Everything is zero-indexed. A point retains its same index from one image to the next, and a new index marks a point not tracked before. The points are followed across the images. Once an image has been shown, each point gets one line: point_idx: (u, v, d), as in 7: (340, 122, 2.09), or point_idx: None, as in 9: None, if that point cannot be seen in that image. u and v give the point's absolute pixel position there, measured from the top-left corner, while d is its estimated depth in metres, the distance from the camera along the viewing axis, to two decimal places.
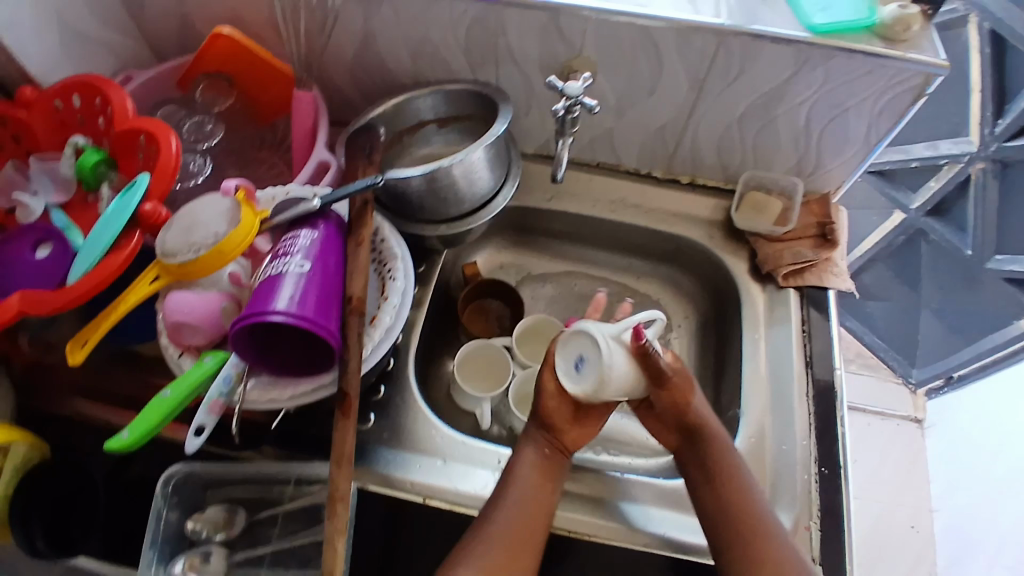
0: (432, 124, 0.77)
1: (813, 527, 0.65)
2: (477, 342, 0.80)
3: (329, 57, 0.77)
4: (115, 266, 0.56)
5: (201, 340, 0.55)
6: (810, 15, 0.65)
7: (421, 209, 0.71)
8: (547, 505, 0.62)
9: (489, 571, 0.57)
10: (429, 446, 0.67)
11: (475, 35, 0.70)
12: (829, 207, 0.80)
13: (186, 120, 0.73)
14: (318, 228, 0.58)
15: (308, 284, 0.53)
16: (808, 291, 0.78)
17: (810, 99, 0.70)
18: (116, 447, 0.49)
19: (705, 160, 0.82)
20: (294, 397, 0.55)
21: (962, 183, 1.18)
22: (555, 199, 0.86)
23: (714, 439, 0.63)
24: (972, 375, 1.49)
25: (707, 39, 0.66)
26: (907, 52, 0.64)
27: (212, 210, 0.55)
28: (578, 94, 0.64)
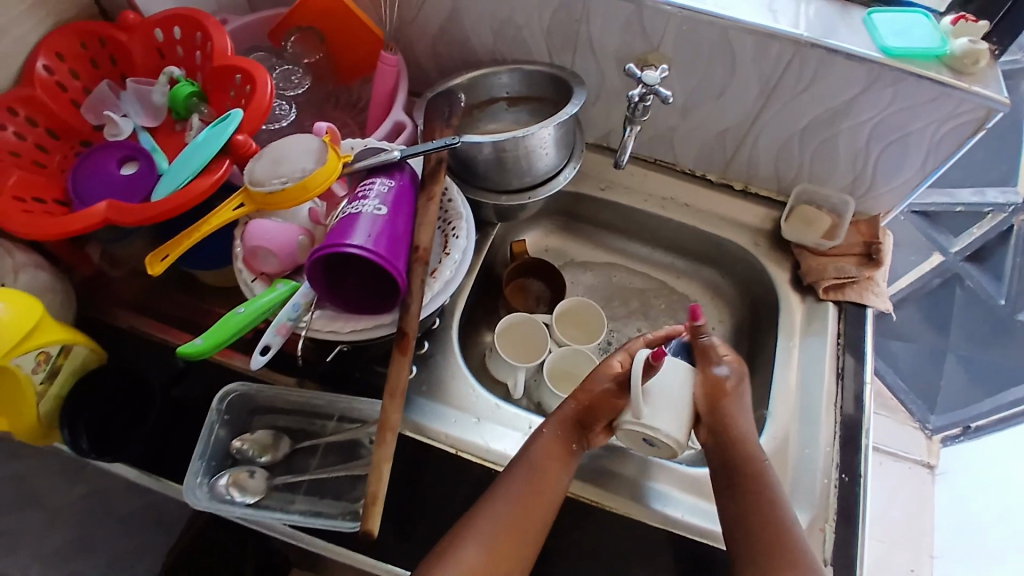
0: (503, 102, 0.80)
1: (827, 529, 0.66)
2: (519, 314, 0.82)
3: (416, 27, 0.80)
4: (201, 190, 0.59)
5: (275, 266, 0.58)
6: (885, 37, 0.67)
7: (485, 178, 0.74)
8: (556, 488, 0.61)
9: (491, 541, 0.57)
10: (465, 404, 0.70)
11: (560, 20, 0.73)
12: (877, 229, 0.82)
13: (277, 67, 0.78)
14: (394, 177, 0.61)
15: (382, 226, 0.56)
16: (846, 306, 0.80)
17: (874, 120, 0.72)
18: (190, 352, 0.51)
19: (761, 169, 0.84)
20: (355, 331, 0.58)
21: (1005, 232, 1.19)
22: (608, 189, 0.88)
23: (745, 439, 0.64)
24: (989, 427, 1.49)
25: (783, 47, 0.68)
26: (972, 85, 0.66)
27: (301, 147, 0.59)
28: (655, 83, 0.66)
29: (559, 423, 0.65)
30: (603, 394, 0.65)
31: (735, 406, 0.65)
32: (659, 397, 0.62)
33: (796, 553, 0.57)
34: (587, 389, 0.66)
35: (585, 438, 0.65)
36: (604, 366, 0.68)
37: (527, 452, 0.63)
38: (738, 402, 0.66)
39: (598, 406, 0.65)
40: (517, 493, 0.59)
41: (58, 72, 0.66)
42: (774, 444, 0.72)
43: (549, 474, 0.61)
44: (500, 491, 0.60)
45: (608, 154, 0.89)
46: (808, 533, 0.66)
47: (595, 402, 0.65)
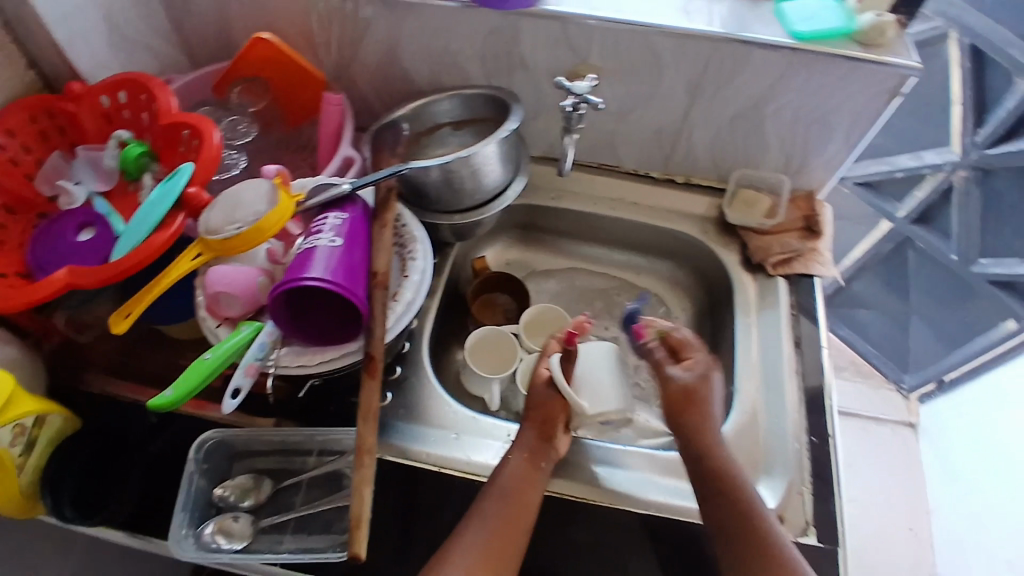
0: (447, 126, 0.83)
1: (806, 491, 0.69)
2: (487, 327, 0.84)
3: (355, 65, 0.83)
4: (159, 244, 0.60)
5: (238, 310, 0.60)
6: (795, 24, 0.72)
7: (437, 201, 0.76)
8: (531, 502, 0.62)
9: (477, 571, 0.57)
10: (443, 421, 0.72)
11: (491, 44, 0.77)
12: (814, 203, 0.86)
13: (223, 118, 0.80)
14: (347, 210, 0.63)
15: (339, 256, 0.58)
16: (795, 278, 0.84)
17: (796, 101, 0.77)
18: (161, 405, 0.53)
19: (700, 161, 0.88)
20: (323, 363, 0.60)
21: (946, 192, 1.25)
22: (559, 199, 0.92)
23: (707, 427, 0.68)
24: (961, 378, 1.53)
25: (702, 45, 0.73)
26: (883, 56, 0.70)
27: (253, 191, 0.60)
28: (585, 92, 0.70)
29: (526, 449, 0.66)
30: (557, 403, 0.70)
31: (705, 398, 0.70)
32: (585, 380, 0.74)
33: (766, 536, 0.60)
34: (540, 401, 0.70)
35: (551, 451, 0.67)
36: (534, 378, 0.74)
37: (497, 481, 0.63)
38: (709, 405, 0.70)
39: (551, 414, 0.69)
40: (494, 517, 0.60)
41: (11, 149, 0.68)
42: (744, 419, 0.76)
43: (523, 492, 0.63)
44: (484, 510, 0.61)
45: (552, 164, 0.92)
46: (789, 497, 0.69)
47: (548, 412, 0.69)
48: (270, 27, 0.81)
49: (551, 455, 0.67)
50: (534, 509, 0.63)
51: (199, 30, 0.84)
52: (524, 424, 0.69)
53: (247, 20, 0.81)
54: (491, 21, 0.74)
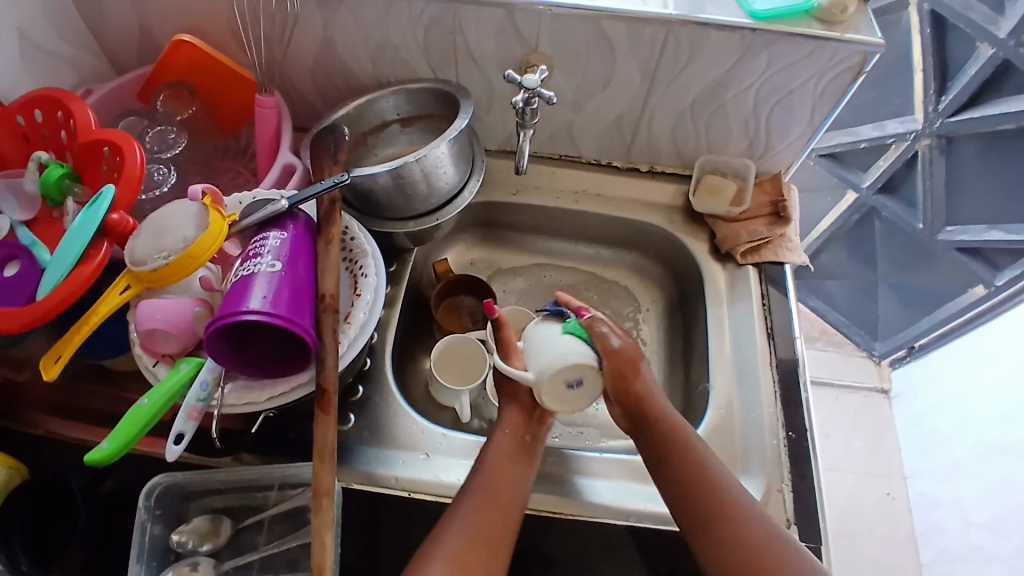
0: (395, 124, 0.79)
1: (785, 489, 0.68)
2: (452, 337, 0.80)
3: (289, 63, 0.77)
4: (86, 276, 0.55)
5: (175, 346, 0.55)
6: (753, 3, 0.69)
7: (389, 208, 0.72)
8: (513, 485, 0.61)
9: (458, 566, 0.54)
10: (411, 441, 0.68)
11: (434, 35, 0.72)
12: (781, 185, 0.85)
13: (149, 131, 0.75)
14: (288, 228, 0.59)
15: (280, 282, 0.54)
16: (765, 267, 0.83)
17: (757, 83, 0.74)
18: (97, 459, 0.49)
19: (662, 148, 0.85)
20: (272, 398, 0.56)
21: (909, 159, 1.24)
22: (520, 193, 0.88)
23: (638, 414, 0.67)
24: (932, 345, 1.55)
25: (656, 29, 0.69)
26: (845, 33, 0.67)
27: (180, 216, 0.56)
28: (536, 86, 0.66)
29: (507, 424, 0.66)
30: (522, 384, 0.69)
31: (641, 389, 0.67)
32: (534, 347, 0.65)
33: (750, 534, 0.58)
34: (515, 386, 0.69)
35: (537, 426, 0.67)
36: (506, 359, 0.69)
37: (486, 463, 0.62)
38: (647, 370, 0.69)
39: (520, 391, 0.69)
40: (466, 514, 0.57)
41: None
42: (719, 416, 0.74)
43: (503, 475, 0.61)
44: (464, 502, 0.58)
45: (510, 158, 0.88)
46: (769, 496, 0.68)
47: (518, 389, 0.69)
48: (195, 26, 0.75)
49: (531, 438, 0.66)
50: (522, 490, 0.61)
51: (116, 32, 0.77)
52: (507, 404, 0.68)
53: (168, 19, 0.74)
54: (431, 11, 0.69)
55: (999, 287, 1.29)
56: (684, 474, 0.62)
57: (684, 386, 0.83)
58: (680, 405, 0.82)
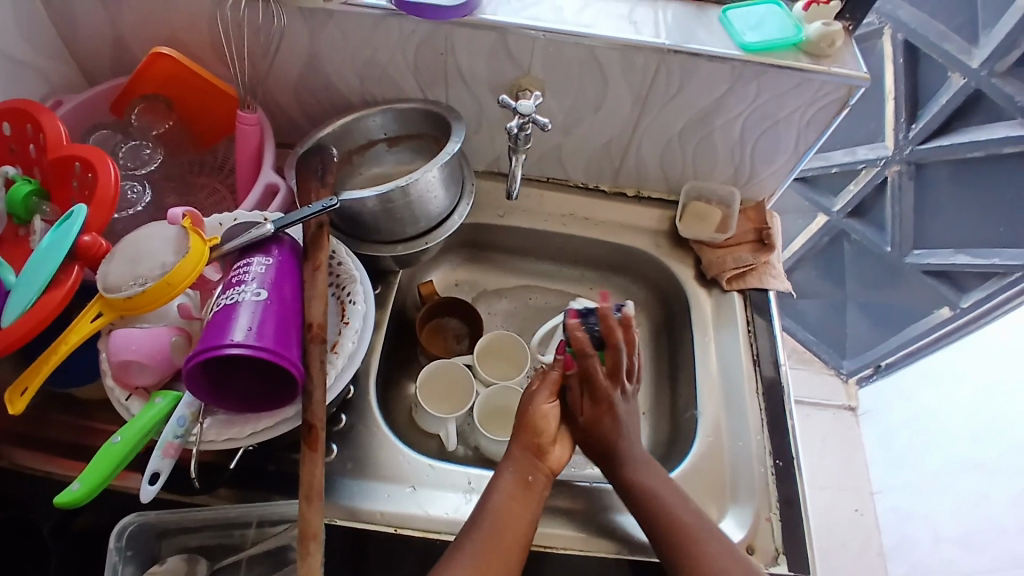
0: (382, 143, 0.77)
1: (773, 517, 0.68)
2: (438, 361, 0.78)
3: (273, 79, 0.75)
4: (54, 303, 0.52)
5: (151, 378, 0.53)
6: (744, 35, 0.69)
7: (376, 231, 0.70)
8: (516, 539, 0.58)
9: None
10: (398, 473, 0.66)
11: (425, 56, 0.71)
12: (764, 213, 0.86)
13: (123, 145, 0.72)
14: (272, 253, 0.57)
15: (265, 313, 0.51)
16: (750, 293, 0.83)
17: (744, 113, 0.74)
18: (66, 501, 0.46)
19: (649, 173, 0.85)
20: (255, 434, 0.53)
21: (880, 185, 1.27)
22: (507, 216, 0.87)
23: (620, 453, 0.67)
24: (898, 363, 1.59)
25: (649, 57, 0.69)
26: (832, 66, 0.69)
27: (158, 240, 0.54)
28: (530, 112, 0.65)
29: (516, 466, 0.64)
30: (547, 420, 0.67)
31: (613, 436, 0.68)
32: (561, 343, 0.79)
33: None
34: (534, 422, 0.66)
35: (544, 472, 0.64)
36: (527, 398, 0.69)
37: (480, 522, 0.59)
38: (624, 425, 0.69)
39: (545, 424, 0.67)
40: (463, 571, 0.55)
41: None
42: (707, 443, 0.74)
43: (508, 527, 0.59)
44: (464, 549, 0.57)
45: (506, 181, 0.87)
46: (757, 525, 0.68)
47: (538, 428, 0.66)
48: (174, 37, 0.72)
49: (539, 488, 0.63)
50: (522, 547, 0.58)
51: (90, 40, 0.73)
52: (517, 437, 0.66)
53: (147, 30, 0.71)
54: (423, 30, 0.68)
55: (964, 309, 1.33)
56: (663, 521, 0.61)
57: (671, 411, 0.83)
58: (667, 431, 0.82)
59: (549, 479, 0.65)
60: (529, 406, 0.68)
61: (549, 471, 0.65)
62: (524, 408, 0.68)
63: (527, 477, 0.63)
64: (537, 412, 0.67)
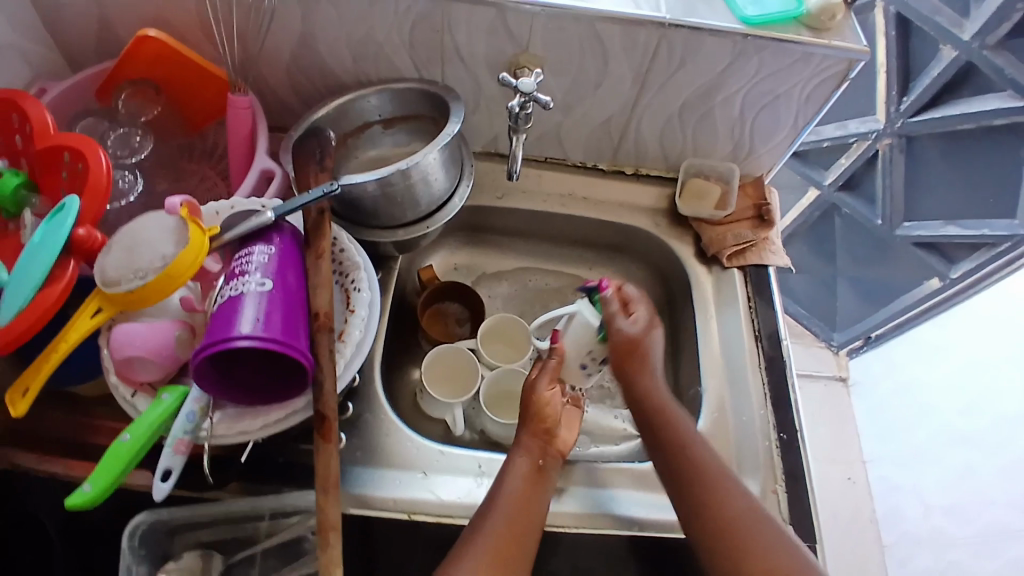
0: (377, 125, 0.75)
1: (779, 490, 0.69)
2: (441, 346, 0.78)
3: (265, 61, 0.73)
4: (53, 299, 0.51)
5: (156, 374, 0.52)
6: (744, 9, 0.68)
7: (376, 215, 0.68)
8: (525, 523, 0.58)
9: None
10: (407, 460, 0.65)
11: (422, 34, 0.69)
12: (763, 189, 0.86)
13: (110, 133, 0.69)
14: (273, 242, 0.55)
15: (270, 303, 0.50)
16: (750, 269, 0.83)
17: (743, 89, 0.74)
18: (78, 504, 0.46)
19: (648, 150, 0.84)
20: (266, 426, 0.52)
21: (870, 158, 1.27)
22: (505, 197, 0.86)
23: (651, 376, 0.68)
24: (888, 333, 1.58)
25: (650, 33, 0.68)
26: (832, 40, 0.68)
27: (155, 230, 0.52)
28: (532, 90, 0.64)
29: (527, 451, 0.64)
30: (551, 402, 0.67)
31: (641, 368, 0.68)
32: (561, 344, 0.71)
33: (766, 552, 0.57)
34: (538, 411, 0.66)
35: (552, 456, 0.65)
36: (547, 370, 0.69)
37: (490, 513, 0.59)
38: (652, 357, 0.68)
39: (551, 406, 0.67)
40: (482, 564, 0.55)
41: None
42: (712, 420, 0.74)
43: (519, 515, 0.59)
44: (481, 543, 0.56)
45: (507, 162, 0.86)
46: (764, 498, 0.69)
47: (544, 411, 0.66)
48: (161, 18, 0.69)
49: (547, 470, 0.64)
50: (533, 535, 0.59)
51: (71, 22, 0.70)
52: (523, 424, 0.66)
53: (132, 10, 0.69)
54: (420, 7, 0.66)
55: (953, 279, 1.33)
56: (694, 493, 0.61)
57: (674, 389, 0.83)
58: None
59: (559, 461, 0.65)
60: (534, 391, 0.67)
61: (558, 451, 0.66)
62: (534, 390, 0.67)
63: (536, 459, 0.63)
64: (543, 394, 0.67)
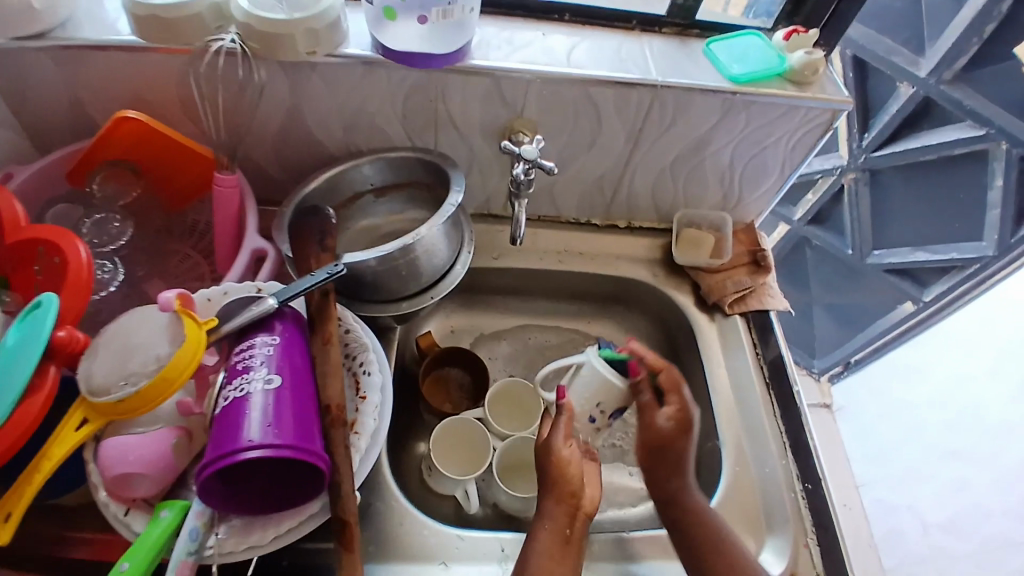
0: (369, 194, 0.72)
1: (811, 543, 0.67)
2: (448, 420, 0.74)
3: (249, 135, 0.70)
4: (35, 414, 0.46)
5: (152, 488, 0.48)
6: (731, 67, 0.70)
7: (376, 290, 0.65)
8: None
9: None
10: (425, 550, 0.61)
11: (414, 103, 0.67)
12: (755, 234, 0.86)
13: (87, 220, 0.65)
14: (277, 330, 0.52)
15: (281, 403, 0.46)
16: (752, 315, 0.83)
17: (732, 143, 0.75)
18: None
19: (641, 203, 0.84)
20: (278, 537, 0.49)
21: (838, 192, 1.28)
22: (502, 257, 0.84)
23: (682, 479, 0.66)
24: (867, 359, 1.56)
25: (643, 95, 0.68)
26: (816, 94, 0.69)
27: (148, 329, 0.48)
28: (535, 157, 0.64)
29: (553, 524, 0.60)
30: (574, 468, 0.63)
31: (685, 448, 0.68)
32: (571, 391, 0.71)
33: None
34: (559, 474, 0.62)
35: (581, 527, 0.61)
36: (552, 441, 0.65)
37: None
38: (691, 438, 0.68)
39: (574, 474, 0.63)
40: None
41: None
42: (735, 475, 0.72)
43: None
44: None
45: (506, 225, 0.85)
46: (797, 554, 0.66)
47: (565, 477, 0.62)
48: (136, 98, 0.66)
49: (577, 541, 0.60)
50: None
51: (41, 106, 0.67)
52: (545, 494, 0.62)
53: (105, 90, 0.65)
54: (413, 78, 0.65)
55: (927, 302, 1.33)
56: None
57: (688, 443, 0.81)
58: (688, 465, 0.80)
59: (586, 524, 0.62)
60: (552, 456, 0.64)
61: (586, 515, 0.62)
62: (554, 458, 0.63)
63: (564, 532, 0.59)
64: (564, 459, 0.63)
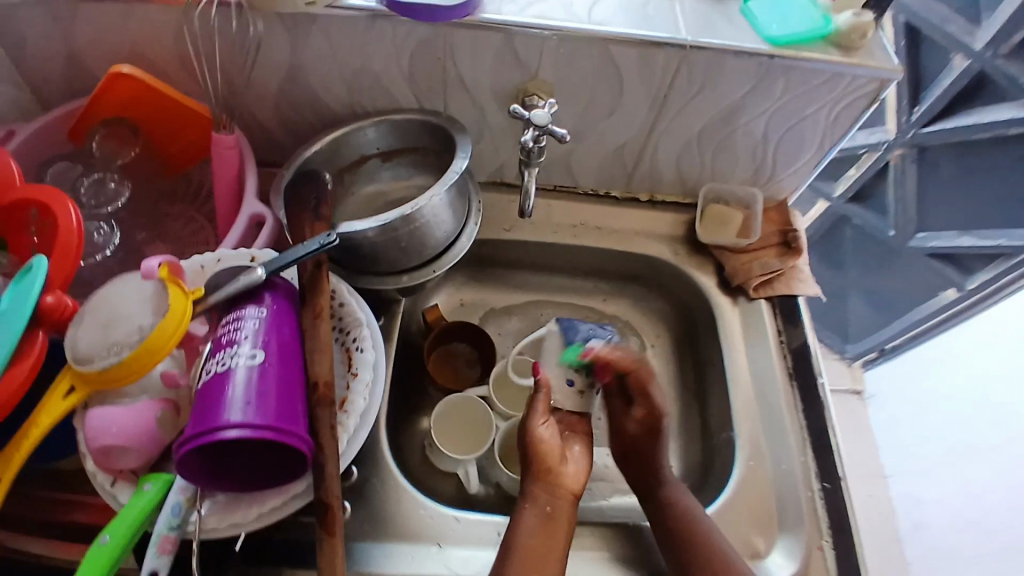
0: (375, 158, 0.69)
1: (826, 546, 0.64)
2: (451, 397, 0.72)
3: (250, 92, 0.67)
4: (20, 380, 0.45)
5: (137, 461, 0.47)
6: (769, 28, 0.63)
7: (376, 261, 0.62)
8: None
9: None
10: (420, 530, 0.59)
11: (421, 62, 0.63)
12: (788, 214, 0.80)
13: (85, 179, 0.64)
14: (266, 302, 0.49)
15: (264, 381, 0.44)
16: (778, 300, 0.78)
17: (768, 111, 0.69)
18: None
19: (664, 175, 0.79)
20: (261, 516, 0.47)
21: (882, 171, 1.20)
22: (514, 229, 0.80)
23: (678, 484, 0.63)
24: (903, 346, 1.50)
25: (669, 56, 0.63)
26: (862, 59, 0.63)
27: (133, 298, 0.46)
28: (546, 123, 0.59)
29: (532, 502, 0.58)
30: (551, 445, 0.61)
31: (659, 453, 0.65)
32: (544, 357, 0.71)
33: None
34: (535, 451, 0.61)
35: (564, 504, 0.58)
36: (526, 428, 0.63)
37: None
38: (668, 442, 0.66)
39: (550, 449, 0.61)
40: None
41: None
42: (750, 469, 0.68)
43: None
44: None
45: (515, 194, 0.80)
46: (810, 556, 0.63)
47: (542, 454, 0.61)
48: (133, 52, 0.63)
49: (561, 519, 0.57)
50: None
51: (40, 61, 0.65)
52: (526, 474, 0.60)
53: (102, 44, 0.63)
54: (419, 34, 0.60)
55: (969, 291, 1.24)
56: None
57: (703, 431, 0.77)
58: (700, 453, 0.76)
59: (572, 503, 0.59)
60: (529, 435, 0.62)
61: (570, 493, 0.59)
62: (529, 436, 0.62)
63: (544, 508, 0.57)
64: (537, 437, 0.61)
